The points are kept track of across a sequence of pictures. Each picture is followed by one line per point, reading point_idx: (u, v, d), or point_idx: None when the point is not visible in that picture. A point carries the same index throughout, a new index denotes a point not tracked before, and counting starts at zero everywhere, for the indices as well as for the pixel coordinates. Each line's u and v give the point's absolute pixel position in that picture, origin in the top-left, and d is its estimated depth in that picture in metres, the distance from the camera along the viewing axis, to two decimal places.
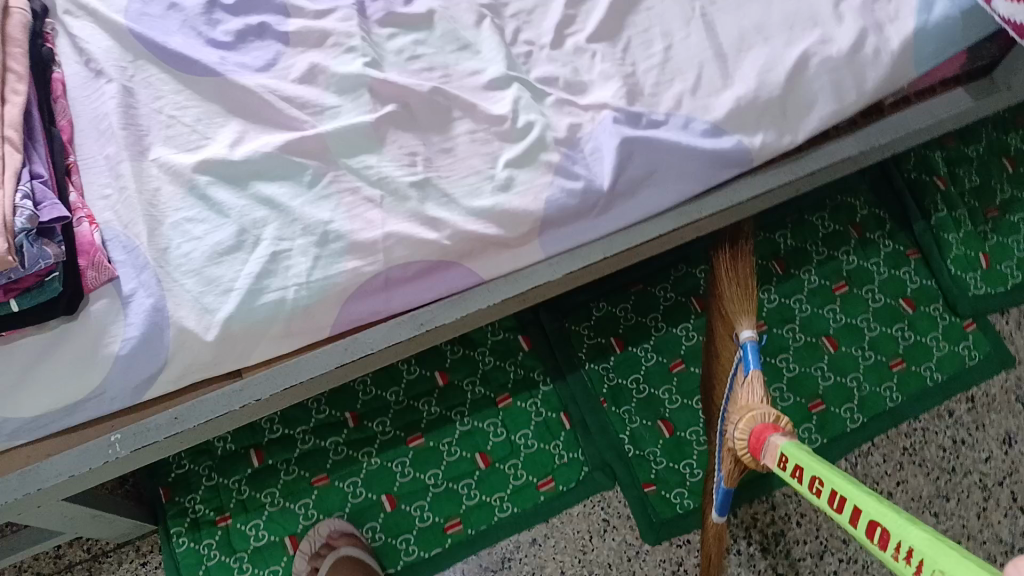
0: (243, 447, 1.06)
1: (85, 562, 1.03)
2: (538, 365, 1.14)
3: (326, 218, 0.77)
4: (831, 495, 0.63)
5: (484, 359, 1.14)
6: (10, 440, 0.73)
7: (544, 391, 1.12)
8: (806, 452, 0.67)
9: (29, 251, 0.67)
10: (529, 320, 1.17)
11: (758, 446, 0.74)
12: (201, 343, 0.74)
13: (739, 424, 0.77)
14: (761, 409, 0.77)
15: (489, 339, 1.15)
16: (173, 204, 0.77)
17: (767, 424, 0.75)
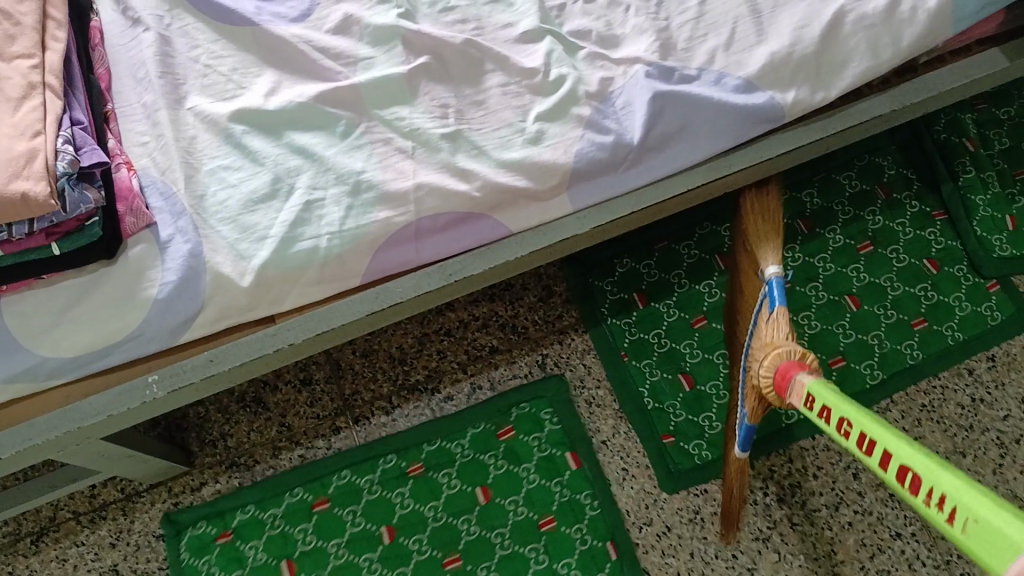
0: (275, 559, 1.00)
1: (119, 502, 1.06)
2: (589, 487, 1.05)
3: (358, 167, 0.78)
4: (860, 438, 0.61)
5: (529, 476, 1.06)
6: (49, 379, 0.76)
7: (592, 515, 1.04)
8: (834, 394, 0.66)
9: (71, 195, 0.69)
10: (578, 435, 1.08)
11: (784, 383, 0.73)
12: (236, 288, 0.76)
13: (765, 362, 0.76)
14: (785, 346, 0.76)
15: (536, 454, 1.07)
16: (210, 151, 0.78)
17: (793, 362, 0.75)
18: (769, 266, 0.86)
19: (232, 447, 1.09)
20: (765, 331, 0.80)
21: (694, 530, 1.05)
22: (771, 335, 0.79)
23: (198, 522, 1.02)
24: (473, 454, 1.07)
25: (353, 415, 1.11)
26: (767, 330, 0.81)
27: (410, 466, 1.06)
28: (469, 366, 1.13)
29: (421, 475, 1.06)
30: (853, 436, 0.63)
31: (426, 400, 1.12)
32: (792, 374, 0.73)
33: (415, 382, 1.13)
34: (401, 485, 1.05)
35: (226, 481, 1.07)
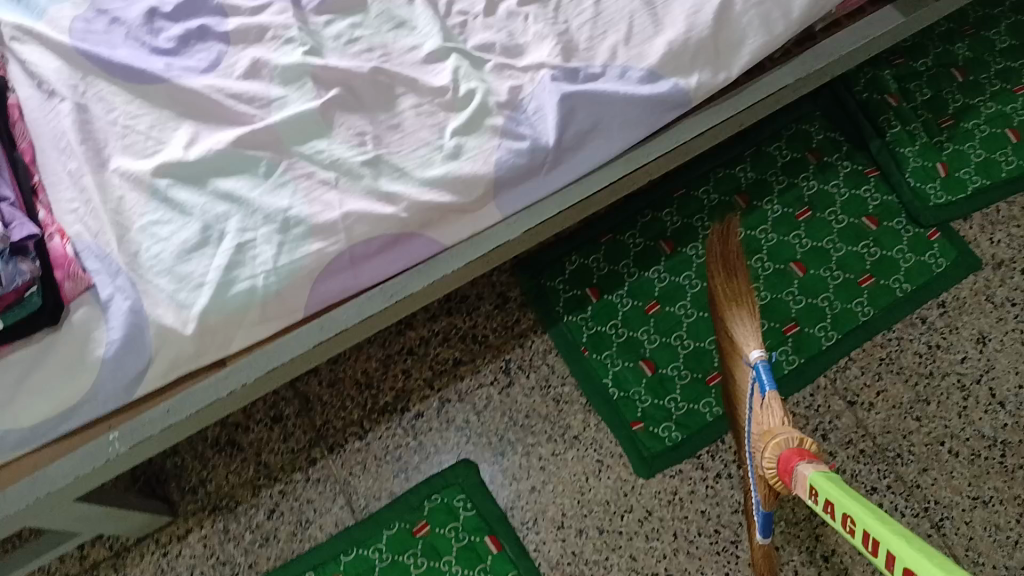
0: None
1: (109, 559, 1.07)
2: (514, 568, 1.04)
3: (285, 205, 0.80)
4: (865, 536, 0.61)
5: (452, 568, 1.04)
6: (15, 451, 0.78)
7: None
8: (846, 494, 0.63)
9: (4, 269, 0.71)
10: (495, 517, 1.07)
11: (786, 474, 0.70)
12: (181, 337, 0.78)
13: (765, 452, 0.72)
14: (782, 432, 0.72)
15: (454, 545, 1.05)
16: (138, 209, 0.80)
17: (793, 449, 0.71)
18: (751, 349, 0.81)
19: (213, 492, 1.10)
20: (759, 418, 0.76)
21: (674, 512, 1.07)
22: (765, 424, 0.75)
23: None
24: (391, 556, 1.05)
25: (327, 444, 1.12)
26: (761, 417, 0.76)
27: None
28: (435, 381, 1.15)
29: None
30: (859, 534, 0.62)
31: (397, 421, 1.13)
32: (795, 466, 0.69)
33: (384, 404, 1.14)
34: None
35: (212, 525, 1.08)
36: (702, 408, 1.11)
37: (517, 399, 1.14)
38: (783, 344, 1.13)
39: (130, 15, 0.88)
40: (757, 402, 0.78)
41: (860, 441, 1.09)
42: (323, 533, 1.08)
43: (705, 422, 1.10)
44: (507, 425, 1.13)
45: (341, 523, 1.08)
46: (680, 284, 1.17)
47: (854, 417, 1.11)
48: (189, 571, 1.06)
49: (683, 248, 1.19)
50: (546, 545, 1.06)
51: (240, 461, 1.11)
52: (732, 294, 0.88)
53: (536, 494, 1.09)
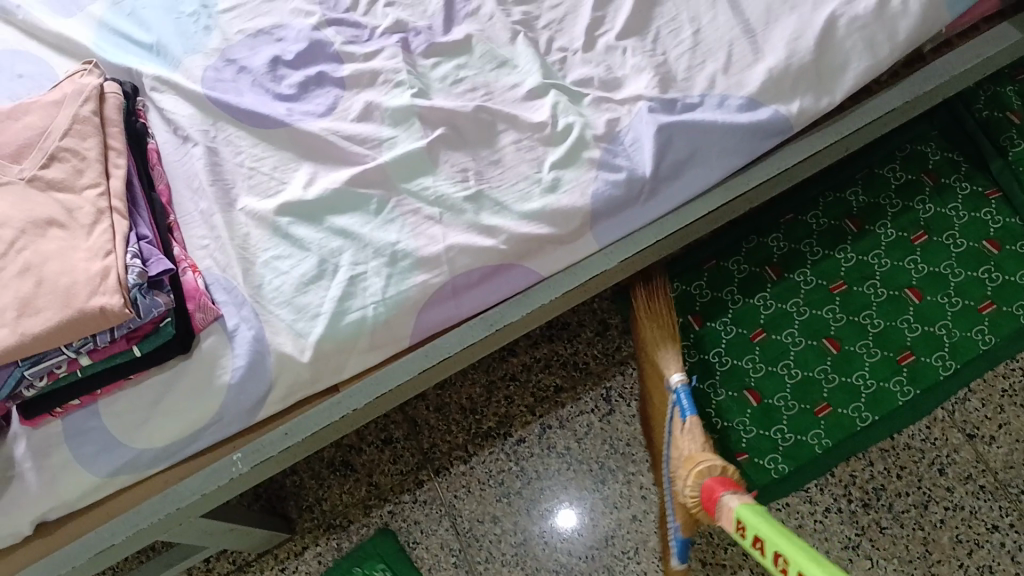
0: None
1: (232, 573, 1.13)
2: None
3: (393, 239, 0.85)
4: (773, 556, 0.68)
5: None
6: (149, 467, 0.85)
7: None
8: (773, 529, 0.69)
9: (142, 301, 0.77)
10: None
11: (710, 500, 0.79)
12: (298, 363, 0.83)
13: (688, 482, 0.83)
14: (705, 460, 0.84)
15: None
16: (262, 244, 0.87)
17: (715, 476, 0.82)
18: (672, 371, 0.98)
19: (328, 511, 1.15)
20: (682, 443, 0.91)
21: None
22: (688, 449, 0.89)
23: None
24: None
25: (433, 467, 1.16)
26: (685, 443, 0.91)
27: None
28: (537, 408, 1.17)
29: None
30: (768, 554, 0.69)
31: (500, 446, 1.16)
32: (719, 495, 0.78)
33: (487, 429, 1.17)
34: None
35: (327, 543, 1.14)
36: (811, 440, 1.08)
37: (619, 426, 1.14)
38: (898, 374, 1.10)
39: (255, 64, 0.95)
40: (679, 425, 0.94)
41: (980, 477, 1.06)
42: (429, 554, 1.11)
43: (813, 454, 1.07)
44: (608, 453, 1.13)
45: (445, 545, 1.11)
46: (785, 311, 1.15)
47: (973, 451, 1.07)
48: None
49: (790, 274, 1.17)
50: None
51: (353, 481, 1.16)
52: (656, 319, 1.06)
53: (638, 523, 1.09)
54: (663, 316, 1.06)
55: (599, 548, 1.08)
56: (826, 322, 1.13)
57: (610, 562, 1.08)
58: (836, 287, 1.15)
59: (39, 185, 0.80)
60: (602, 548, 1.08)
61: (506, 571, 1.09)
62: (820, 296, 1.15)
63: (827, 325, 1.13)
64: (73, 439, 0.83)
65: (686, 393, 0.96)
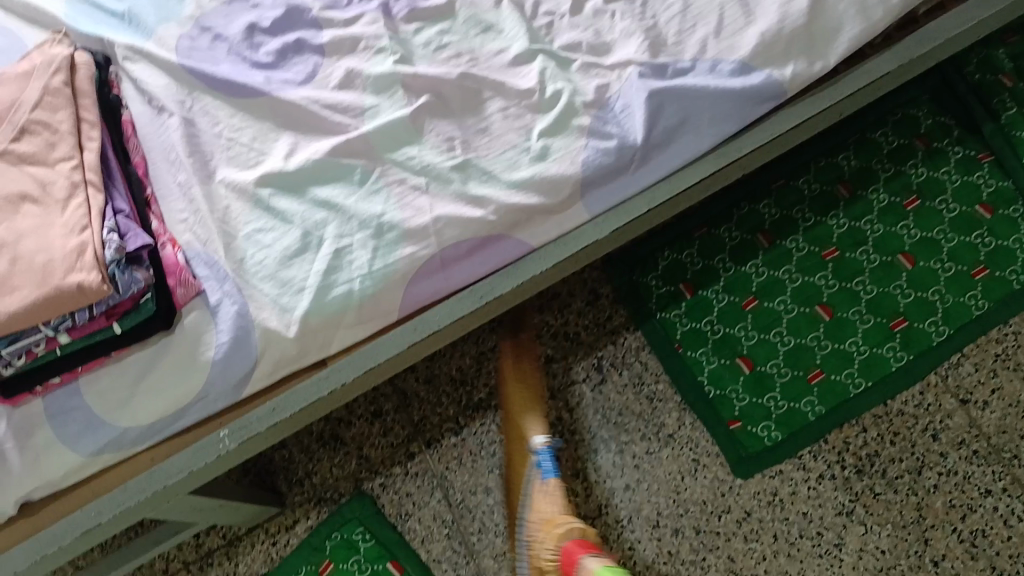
0: None
1: (223, 547, 1.13)
2: None
3: (378, 211, 0.83)
4: None
5: None
6: (133, 445, 0.84)
7: None
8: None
9: (121, 278, 0.76)
10: (395, 542, 1.10)
11: (569, 563, 0.83)
12: (285, 339, 0.82)
13: (549, 544, 0.87)
14: (563, 523, 0.88)
15: None
16: (243, 217, 0.85)
17: (574, 540, 0.86)
18: (538, 436, 0.98)
19: (318, 484, 1.15)
20: (543, 504, 0.92)
21: (775, 513, 1.05)
22: (548, 512, 0.91)
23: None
24: None
25: (424, 439, 1.15)
26: (544, 502, 0.93)
27: None
28: None
29: None
30: None
31: (491, 418, 1.16)
32: (578, 557, 0.80)
33: (479, 400, 1.17)
34: None
35: (318, 515, 1.13)
36: (804, 407, 1.08)
37: (611, 397, 1.13)
38: (891, 340, 1.09)
39: (231, 32, 0.92)
40: (541, 486, 0.95)
41: (974, 441, 1.06)
42: (421, 526, 1.11)
43: (806, 421, 1.07)
44: (601, 421, 1.12)
45: (438, 516, 1.12)
46: (777, 278, 1.13)
47: (967, 415, 1.07)
48: (297, 560, 1.10)
49: (782, 241, 1.15)
50: (641, 544, 1.06)
51: (342, 454, 1.16)
52: (523, 376, 1.06)
53: (631, 492, 1.09)
54: (527, 376, 1.06)
55: (594, 518, 1.08)
56: (819, 289, 1.12)
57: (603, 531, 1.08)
58: (828, 253, 1.14)
59: (10, 160, 0.78)
60: (597, 517, 1.08)
61: (499, 541, 1.10)
62: (813, 263, 1.13)
63: (820, 292, 1.12)
64: (56, 418, 0.82)
65: (549, 454, 0.97)
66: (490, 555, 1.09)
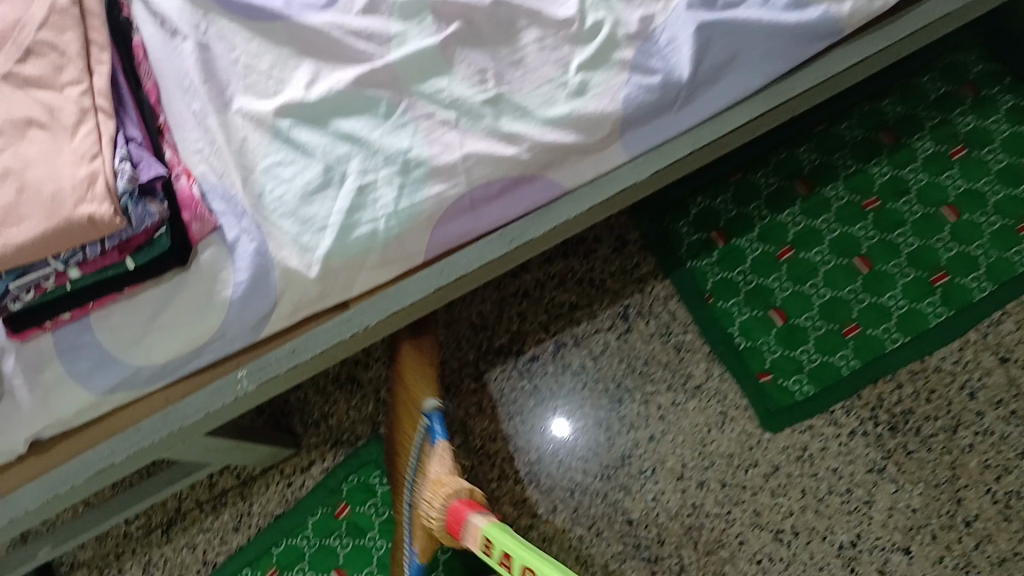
0: None
1: (236, 487, 1.11)
2: None
3: (405, 146, 0.79)
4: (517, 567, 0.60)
5: (376, 543, 1.07)
6: (149, 384, 0.81)
7: (443, 558, 1.06)
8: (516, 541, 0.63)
9: (134, 211, 0.72)
10: None
11: (455, 524, 0.73)
12: (305, 280, 0.78)
13: (435, 505, 0.75)
14: (451, 483, 0.76)
15: (376, 520, 1.08)
16: (261, 150, 0.80)
17: (463, 501, 0.75)
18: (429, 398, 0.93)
19: (334, 427, 1.13)
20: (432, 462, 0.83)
21: (804, 468, 1.04)
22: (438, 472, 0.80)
23: (242, 570, 1.07)
24: (319, 541, 1.08)
25: (443, 385, 1.12)
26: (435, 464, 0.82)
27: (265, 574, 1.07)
28: (551, 325, 1.13)
29: None
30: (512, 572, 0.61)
31: (512, 364, 1.12)
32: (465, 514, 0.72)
33: (499, 346, 1.13)
34: None
35: (334, 458, 1.11)
36: (838, 361, 1.05)
37: (637, 346, 1.10)
38: (930, 295, 1.05)
39: None
40: (434, 448, 0.88)
41: (1012, 401, 1.03)
42: None
43: (839, 375, 1.05)
44: (626, 372, 1.10)
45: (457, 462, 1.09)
46: (815, 228, 1.10)
47: (1006, 374, 1.03)
48: (313, 501, 1.09)
49: (822, 188, 1.11)
50: (664, 495, 1.05)
51: (359, 397, 1.13)
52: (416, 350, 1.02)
53: (655, 443, 1.07)
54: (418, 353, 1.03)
55: (616, 468, 1.07)
56: (858, 240, 1.09)
57: (626, 481, 1.06)
58: (869, 204, 1.10)
59: (16, 82, 0.74)
60: (619, 467, 1.07)
61: (518, 488, 1.07)
62: (852, 213, 1.10)
63: (858, 244, 1.08)
64: (67, 356, 0.78)
65: (439, 418, 0.92)
66: (509, 502, 1.07)
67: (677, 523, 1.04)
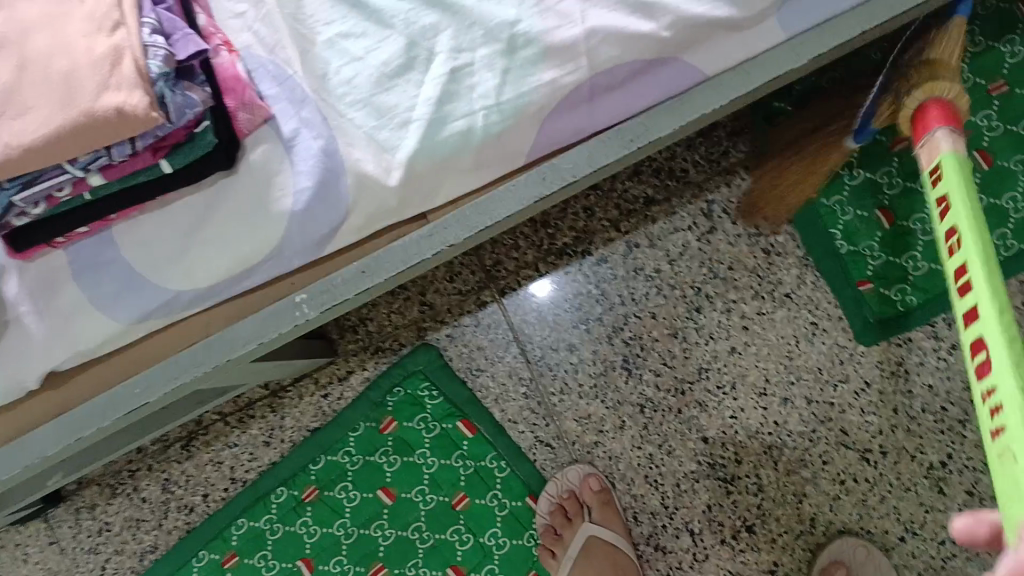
0: (216, 559, 0.96)
1: (266, 398, 0.98)
2: (491, 450, 0.97)
3: (511, 17, 0.62)
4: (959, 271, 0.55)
5: (427, 461, 0.97)
6: (186, 309, 0.65)
7: (502, 478, 0.97)
8: (967, 190, 0.58)
9: (173, 101, 0.56)
10: (467, 400, 0.98)
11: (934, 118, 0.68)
12: (383, 188, 0.62)
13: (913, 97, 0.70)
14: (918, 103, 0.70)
15: (426, 436, 0.98)
16: (322, 16, 0.63)
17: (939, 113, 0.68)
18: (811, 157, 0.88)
19: (375, 331, 0.99)
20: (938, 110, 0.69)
21: (897, 385, 0.95)
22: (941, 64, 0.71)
23: (277, 488, 0.97)
24: (362, 458, 0.97)
25: (499, 287, 0.99)
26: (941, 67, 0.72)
27: (303, 493, 0.97)
28: (622, 223, 0.99)
29: (318, 499, 0.97)
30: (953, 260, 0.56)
31: (578, 264, 0.99)
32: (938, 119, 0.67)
33: (563, 245, 0.99)
34: (301, 515, 0.97)
35: (375, 367, 0.99)
36: None
37: (720, 248, 0.98)
38: None
39: None
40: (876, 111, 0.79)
41: None
42: (495, 383, 0.98)
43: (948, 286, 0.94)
44: (707, 277, 0.98)
45: (514, 373, 0.98)
46: None
47: None
48: (354, 414, 0.98)
49: None
50: (745, 412, 0.97)
51: (402, 300, 0.99)
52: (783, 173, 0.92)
53: (736, 356, 0.97)
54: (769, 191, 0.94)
55: (692, 382, 0.97)
56: (979, 130, 0.96)
57: (701, 397, 0.97)
58: (995, 89, 0.96)
59: None
60: (695, 381, 0.97)
61: (584, 404, 0.97)
62: (976, 99, 0.96)
63: (980, 136, 0.96)
64: (87, 276, 0.63)
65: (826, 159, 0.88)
66: (573, 417, 0.97)
67: (756, 442, 0.96)
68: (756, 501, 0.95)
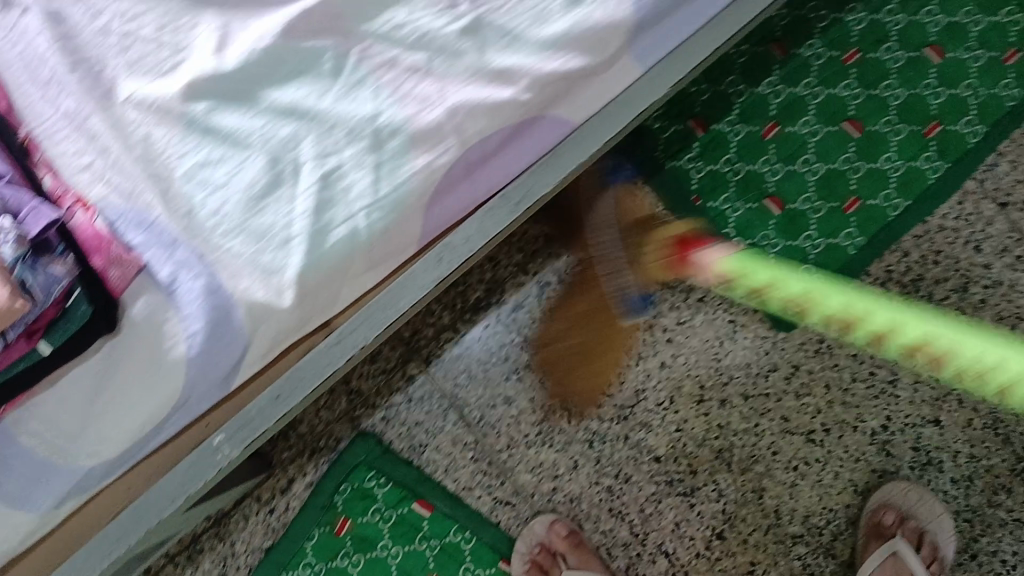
0: None
1: (210, 528, 0.93)
2: (452, 524, 0.95)
3: (370, 111, 0.59)
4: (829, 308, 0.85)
5: (391, 551, 0.95)
6: (101, 479, 0.61)
7: (469, 549, 0.95)
8: (764, 270, 0.91)
9: (36, 282, 0.55)
10: (415, 479, 0.95)
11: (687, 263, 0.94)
12: (278, 311, 0.59)
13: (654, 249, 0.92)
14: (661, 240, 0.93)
15: (384, 527, 0.95)
16: (174, 149, 0.59)
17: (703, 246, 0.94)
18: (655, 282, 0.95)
19: (308, 433, 0.95)
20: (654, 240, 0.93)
21: (824, 361, 0.98)
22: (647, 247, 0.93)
23: None
24: (324, 565, 0.94)
25: (423, 357, 0.97)
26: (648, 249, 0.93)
27: None
28: (529, 265, 0.99)
29: None
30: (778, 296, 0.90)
31: (495, 316, 0.98)
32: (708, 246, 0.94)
33: (476, 301, 0.98)
34: None
35: (316, 469, 0.95)
36: (843, 241, 0.98)
37: None
38: (926, 150, 0.98)
39: None
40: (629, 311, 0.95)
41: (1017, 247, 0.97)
42: (441, 455, 0.96)
43: (847, 257, 0.97)
44: None
45: (458, 441, 0.96)
46: (798, 96, 0.99)
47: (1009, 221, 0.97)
48: (304, 522, 0.94)
49: (799, 50, 1.00)
50: (689, 423, 0.97)
51: (328, 395, 0.95)
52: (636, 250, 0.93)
53: (668, 371, 0.98)
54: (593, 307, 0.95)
55: (632, 407, 0.97)
56: (844, 101, 0.99)
57: (645, 418, 0.97)
58: (848, 58, 1.00)
59: None
60: (635, 405, 0.97)
61: (534, 453, 0.96)
62: (835, 71, 0.99)
63: (846, 107, 0.99)
64: None
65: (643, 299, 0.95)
66: (526, 470, 0.96)
67: (707, 449, 0.97)
68: (719, 507, 0.96)
